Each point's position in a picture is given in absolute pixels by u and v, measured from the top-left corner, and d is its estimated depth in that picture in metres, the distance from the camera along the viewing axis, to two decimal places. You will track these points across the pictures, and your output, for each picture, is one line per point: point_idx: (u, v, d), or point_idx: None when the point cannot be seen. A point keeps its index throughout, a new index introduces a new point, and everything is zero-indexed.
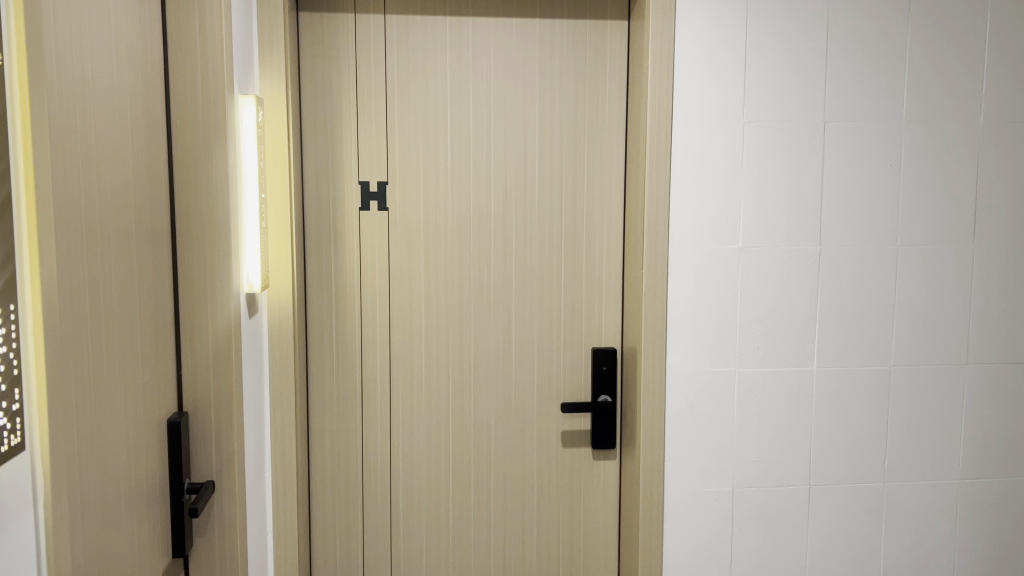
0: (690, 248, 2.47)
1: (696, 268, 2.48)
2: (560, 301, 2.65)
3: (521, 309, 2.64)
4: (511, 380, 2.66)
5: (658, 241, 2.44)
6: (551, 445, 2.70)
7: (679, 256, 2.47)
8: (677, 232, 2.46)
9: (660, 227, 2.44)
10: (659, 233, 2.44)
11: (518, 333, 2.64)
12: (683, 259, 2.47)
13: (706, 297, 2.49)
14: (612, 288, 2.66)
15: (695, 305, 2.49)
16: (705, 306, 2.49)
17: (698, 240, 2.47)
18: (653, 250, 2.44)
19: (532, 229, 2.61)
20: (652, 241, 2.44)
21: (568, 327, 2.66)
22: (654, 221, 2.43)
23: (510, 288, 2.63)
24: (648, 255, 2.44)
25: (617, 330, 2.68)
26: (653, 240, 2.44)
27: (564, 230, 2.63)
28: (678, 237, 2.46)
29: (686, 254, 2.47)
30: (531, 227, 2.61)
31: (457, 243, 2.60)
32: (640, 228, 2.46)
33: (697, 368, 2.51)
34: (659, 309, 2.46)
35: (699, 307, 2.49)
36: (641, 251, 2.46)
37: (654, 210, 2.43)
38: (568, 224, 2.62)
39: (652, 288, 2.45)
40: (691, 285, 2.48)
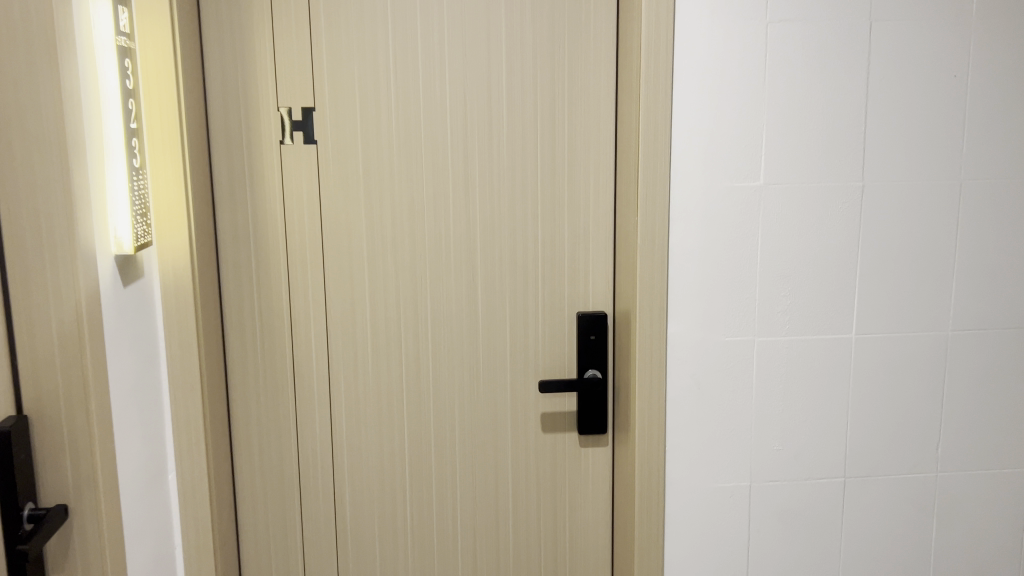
0: (697, 187, 1.94)
1: (703, 212, 1.95)
2: (536, 254, 2.14)
3: (488, 264, 2.13)
4: (477, 352, 2.17)
5: (656, 178, 1.92)
6: (529, 430, 2.22)
7: (683, 197, 1.94)
8: (681, 167, 1.93)
9: (658, 161, 1.92)
10: (658, 169, 1.92)
11: (485, 294, 2.15)
12: (689, 202, 1.95)
13: (718, 249, 1.97)
14: (601, 238, 2.14)
15: (705, 260, 1.97)
16: (717, 260, 1.98)
17: (708, 176, 1.94)
18: (651, 191, 1.92)
19: (499, 165, 2.09)
20: (648, 178, 1.92)
21: (548, 288, 2.15)
22: (651, 153, 1.91)
23: (473, 239, 2.12)
24: (643, 198, 1.92)
25: (609, 290, 2.17)
26: (650, 178, 1.92)
27: (540, 166, 2.10)
28: (682, 174, 1.94)
29: (692, 196, 1.95)
30: (498, 162, 2.09)
31: (406, 184, 2.08)
32: (634, 162, 1.94)
33: (707, 337, 2.00)
34: (657, 266, 1.96)
35: (709, 263, 1.98)
36: (634, 191, 1.95)
37: (652, 140, 1.90)
38: (545, 159, 2.10)
39: (649, 239, 1.94)
40: (699, 236, 1.96)
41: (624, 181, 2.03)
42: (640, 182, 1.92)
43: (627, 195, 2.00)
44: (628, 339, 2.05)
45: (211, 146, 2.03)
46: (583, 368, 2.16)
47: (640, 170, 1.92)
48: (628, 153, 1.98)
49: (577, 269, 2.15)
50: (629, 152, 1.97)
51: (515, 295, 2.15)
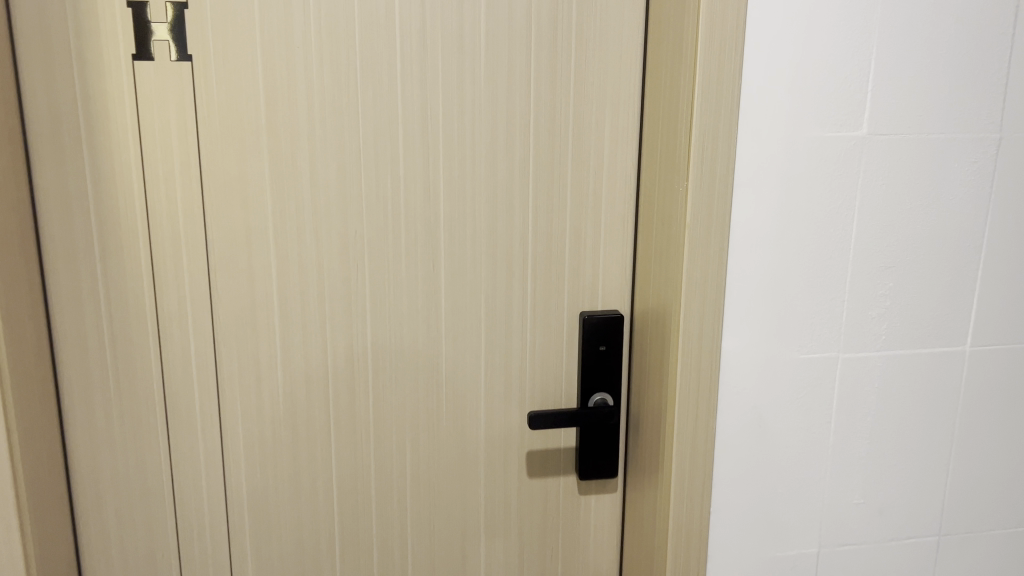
0: (774, 140, 1.32)
1: (779, 178, 1.34)
2: (525, 233, 1.49)
3: (455, 246, 1.47)
4: (438, 371, 1.52)
5: (719, 125, 1.27)
6: (510, 476, 1.60)
7: (753, 154, 1.32)
8: (753, 108, 1.30)
9: (723, 97, 1.26)
10: (722, 111, 1.27)
11: (451, 288, 1.49)
12: (761, 161, 1.32)
13: (797, 232, 1.37)
14: (619, 208, 1.51)
15: (778, 248, 1.37)
16: (794, 248, 1.38)
17: (790, 125, 1.32)
18: (708, 143, 1.28)
19: (472, 99, 1.41)
20: (707, 124, 1.27)
21: (542, 280, 1.51)
22: (714, 86, 1.26)
23: (434, 209, 1.44)
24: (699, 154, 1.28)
25: (626, 282, 1.55)
26: (710, 123, 1.27)
27: (532, 101, 1.43)
28: (754, 119, 1.30)
29: (765, 153, 1.32)
30: (470, 95, 1.41)
31: (334, 127, 1.38)
32: (683, 98, 1.29)
33: (775, 355, 1.42)
34: (712, 255, 1.33)
35: (784, 252, 1.37)
36: (681, 141, 1.30)
37: (714, 67, 1.25)
38: (540, 90, 1.43)
39: (703, 216, 1.31)
40: (774, 212, 1.35)
41: (660, 127, 1.38)
42: (693, 130, 1.27)
43: (666, 147, 1.36)
44: (661, 355, 1.43)
45: (18, 61, 1.27)
46: (589, 390, 1.55)
47: (694, 110, 1.26)
48: (672, 84, 1.32)
49: (582, 250, 1.52)
50: (674, 82, 1.32)
51: (495, 290, 1.50)
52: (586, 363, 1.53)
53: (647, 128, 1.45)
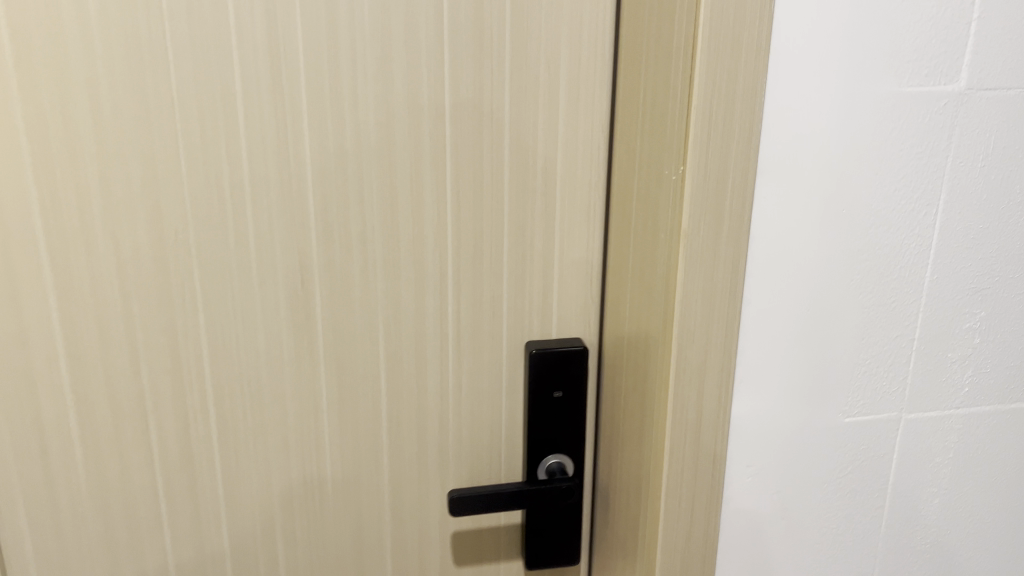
0: (824, 105, 0.84)
1: (826, 163, 0.86)
2: (441, 236, 1.01)
3: (336, 257, 0.99)
4: (318, 434, 1.05)
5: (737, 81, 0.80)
6: (429, 565, 1.15)
7: (788, 126, 0.83)
8: (790, 52, 0.81)
9: (744, 34, 0.79)
10: (742, 58, 0.79)
11: (332, 318, 1.01)
12: (800, 137, 0.84)
13: (850, 246, 0.90)
14: (579, 198, 1.03)
15: (820, 269, 0.90)
16: (844, 268, 0.90)
17: (850, 82, 0.84)
18: (720, 111, 0.80)
19: (352, 35, 0.91)
20: (716, 80, 0.79)
21: (468, 303, 1.04)
22: (731, 16, 0.78)
23: (300, 204, 0.96)
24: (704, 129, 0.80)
25: (591, 303, 1.08)
26: (723, 78, 0.79)
27: (446, 37, 0.93)
28: (791, 70, 0.82)
29: (806, 124, 0.84)
30: (347, 27, 0.91)
31: (131, 78, 0.88)
32: (678, 38, 0.81)
33: (811, 422, 0.96)
34: (721, 285, 0.86)
35: (828, 275, 0.90)
36: (675, 107, 0.82)
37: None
38: (457, 21, 0.93)
39: (710, 225, 0.83)
40: (816, 215, 0.87)
41: (642, 84, 0.90)
42: (695, 87, 0.79)
43: (651, 116, 0.88)
44: (639, 423, 0.97)
45: None
46: (539, 450, 1.09)
47: (696, 54, 0.78)
48: (660, 17, 0.84)
49: (526, 259, 1.04)
50: (663, 13, 0.84)
51: (398, 319, 1.03)
52: (532, 415, 1.08)
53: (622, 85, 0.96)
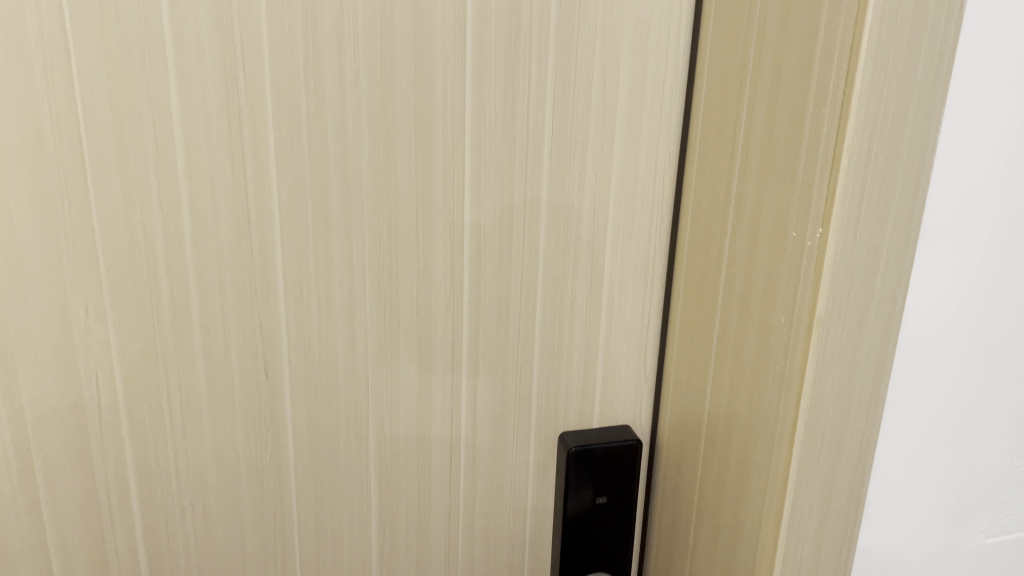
0: (999, 154, 0.63)
1: (997, 219, 0.65)
2: (455, 311, 0.75)
3: (313, 339, 0.72)
4: (287, 566, 0.79)
5: (903, 127, 0.57)
6: None
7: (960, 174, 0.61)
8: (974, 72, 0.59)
9: (919, 52, 0.55)
10: (914, 86, 0.56)
11: (307, 418, 0.75)
12: (970, 186, 0.63)
13: (1009, 331, 0.69)
14: (634, 252, 0.78)
15: (972, 363, 0.68)
16: (1000, 361, 0.69)
17: None
18: (879, 160, 0.57)
19: (338, 36, 0.65)
20: (877, 124, 0.56)
21: (488, 392, 0.79)
22: (904, 28, 0.54)
23: (265, 269, 0.69)
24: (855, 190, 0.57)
25: (644, 383, 0.83)
26: (888, 114, 0.56)
27: (468, 40, 0.68)
28: (973, 98, 0.59)
29: (981, 169, 0.62)
30: (332, 25, 0.65)
31: (19, 97, 0.61)
32: (818, 57, 0.57)
33: (947, 550, 0.74)
34: (858, 390, 0.63)
35: (981, 370, 0.69)
36: (807, 152, 0.59)
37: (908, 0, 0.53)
38: (484, 17, 0.68)
39: (855, 312, 0.60)
40: (975, 296, 0.66)
41: (741, 112, 0.66)
42: (848, 130, 0.55)
43: (759, 157, 0.64)
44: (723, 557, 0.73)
45: None
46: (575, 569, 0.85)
47: (855, 84, 0.54)
48: (784, 24, 0.60)
49: (563, 332, 0.79)
50: (788, 19, 0.60)
51: (395, 415, 0.77)
52: (568, 527, 0.83)
53: (700, 108, 0.72)
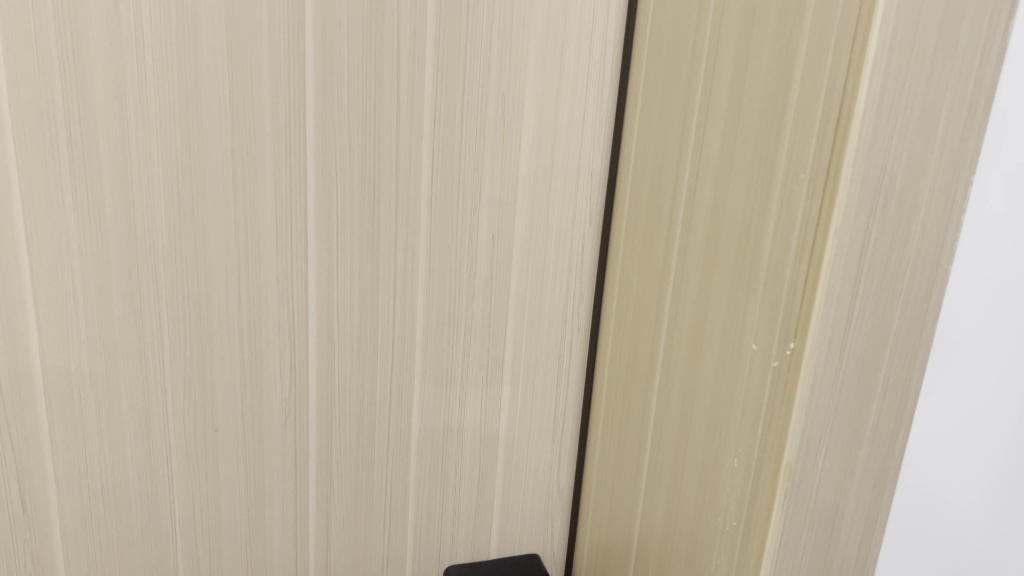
0: None
1: None
2: (298, 419, 0.55)
3: (92, 459, 0.52)
4: None
5: (918, 208, 0.39)
6: None
7: (1001, 271, 0.43)
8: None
9: (943, 96, 0.37)
10: (931, 151, 0.38)
11: (88, 565, 0.54)
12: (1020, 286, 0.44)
13: None
14: (544, 338, 0.60)
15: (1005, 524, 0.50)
16: None
17: None
18: (878, 251, 0.39)
19: (113, 41, 0.45)
20: (881, 205, 0.38)
21: (346, 520, 0.59)
22: (925, 66, 0.36)
23: (16, 366, 0.49)
24: (847, 298, 0.39)
25: (556, 501, 0.64)
26: (894, 185, 0.38)
27: (309, 51, 0.48)
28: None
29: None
30: (104, 25, 0.45)
31: None
32: (795, 97, 0.39)
33: None
34: (836, 564, 0.45)
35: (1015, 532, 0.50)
36: (775, 233, 0.41)
37: (934, 25, 0.35)
38: (331, 21, 0.48)
39: (836, 460, 0.42)
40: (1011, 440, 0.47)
41: (684, 167, 0.48)
42: (836, 205, 0.37)
43: (707, 232, 0.46)
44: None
45: None
46: None
47: (848, 138, 0.36)
48: (746, 48, 0.42)
49: (449, 440, 0.60)
50: (752, 42, 0.42)
51: (215, 556, 0.57)
52: None
53: (631, 156, 0.54)
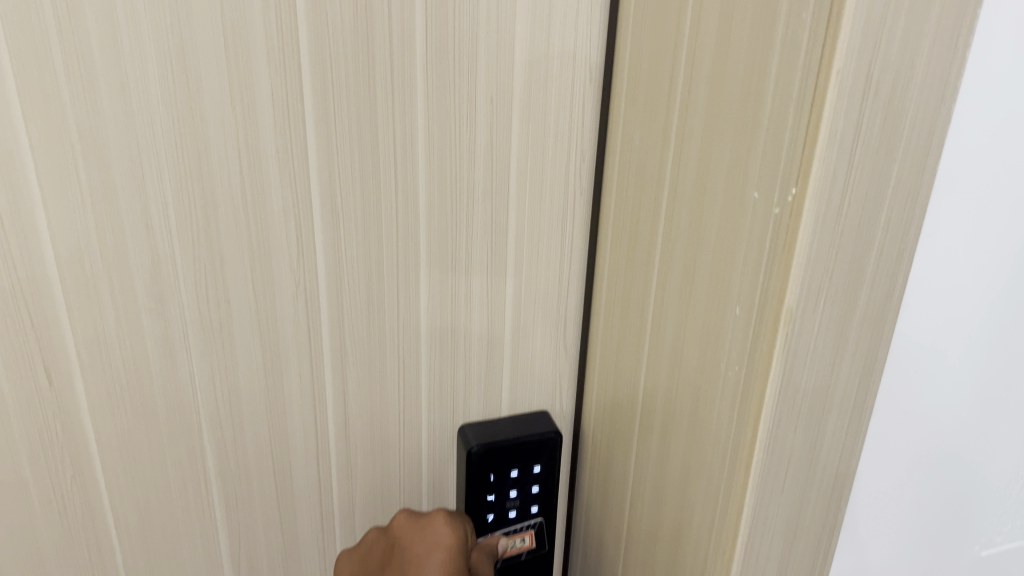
0: None
1: None
2: (308, 289, 0.56)
3: (111, 333, 0.53)
4: None
5: (924, 48, 0.38)
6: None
7: (1000, 111, 0.43)
8: None
9: None
10: None
11: (116, 433, 0.56)
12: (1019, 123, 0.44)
13: None
14: (547, 201, 0.60)
15: (986, 360, 0.52)
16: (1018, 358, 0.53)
17: None
18: (881, 92, 0.38)
19: None
20: (885, 44, 0.37)
21: (362, 384, 0.61)
22: None
23: (27, 244, 0.49)
24: (850, 141, 0.39)
25: (564, 360, 0.66)
26: (898, 22, 0.37)
27: None
28: None
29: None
30: None
31: None
32: None
33: (937, 564, 0.60)
34: (834, 406, 0.46)
35: (996, 370, 0.53)
36: (777, 80, 0.40)
37: None
38: None
39: (836, 306, 0.43)
40: (997, 283, 0.49)
41: (684, 18, 0.47)
42: (839, 48, 0.36)
43: (710, 85, 0.46)
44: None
45: None
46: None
47: None
48: None
49: (457, 306, 0.61)
50: None
51: (237, 422, 0.59)
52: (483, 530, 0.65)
53: (630, 12, 0.53)
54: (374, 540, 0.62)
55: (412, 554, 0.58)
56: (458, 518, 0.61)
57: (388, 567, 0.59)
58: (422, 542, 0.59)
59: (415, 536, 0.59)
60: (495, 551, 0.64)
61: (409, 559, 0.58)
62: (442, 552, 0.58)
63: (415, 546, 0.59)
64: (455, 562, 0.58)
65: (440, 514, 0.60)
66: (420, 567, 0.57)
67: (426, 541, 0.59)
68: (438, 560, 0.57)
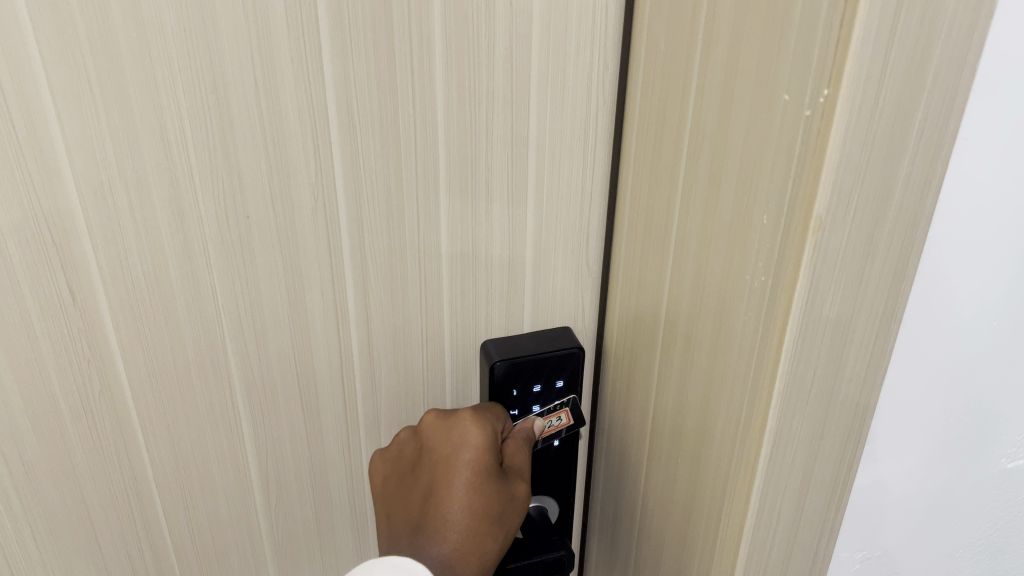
0: None
1: None
2: (327, 202, 0.56)
3: (131, 247, 0.53)
4: (148, 522, 0.64)
5: None
6: None
7: None
8: None
9: None
10: None
11: (142, 348, 0.57)
12: None
13: None
14: (569, 112, 0.58)
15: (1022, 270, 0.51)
16: None
17: None
18: None
19: None
20: None
21: (384, 299, 0.61)
22: None
23: (43, 158, 0.49)
24: (886, 38, 0.37)
25: (587, 274, 0.66)
26: None
27: None
28: None
29: None
30: None
31: None
32: None
33: (961, 475, 0.60)
34: (863, 314, 0.46)
35: None
36: None
37: None
38: None
39: (866, 212, 0.42)
40: None
41: None
42: None
43: None
44: (679, 505, 0.58)
45: None
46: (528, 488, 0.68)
47: None
48: None
49: (478, 220, 0.61)
50: None
51: (260, 337, 0.59)
52: None
53: None
54: (405, 441, 0.63)
55: (441, 456, 0.59)
56: (487, 417, 0.60)
57: (421, 468, 0.61)
58: (449, 443, 0.59)
59: (442, 437, 0.60)
60: (529, 436, 0.63)
61: (439, 461, 0.60)
62: (471, 455, 0.59)
63: (443, 446, 0.59)
64: (483, 462, 0.58)
65: (468, 414, 0.60)
66: (449, 470, 0.58)
67: (454, 441, 0.59)
68: (465, 465, 0.58)
